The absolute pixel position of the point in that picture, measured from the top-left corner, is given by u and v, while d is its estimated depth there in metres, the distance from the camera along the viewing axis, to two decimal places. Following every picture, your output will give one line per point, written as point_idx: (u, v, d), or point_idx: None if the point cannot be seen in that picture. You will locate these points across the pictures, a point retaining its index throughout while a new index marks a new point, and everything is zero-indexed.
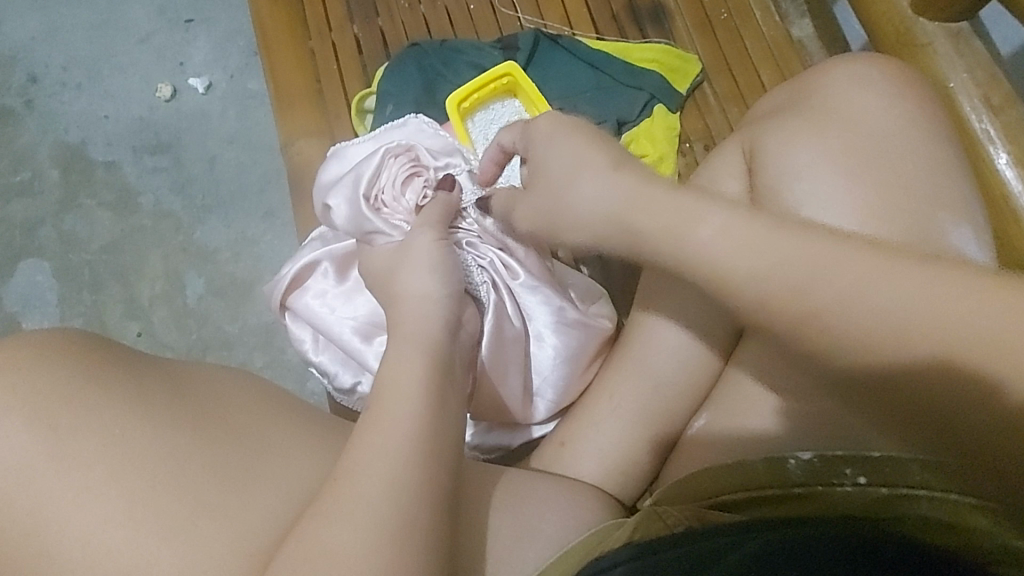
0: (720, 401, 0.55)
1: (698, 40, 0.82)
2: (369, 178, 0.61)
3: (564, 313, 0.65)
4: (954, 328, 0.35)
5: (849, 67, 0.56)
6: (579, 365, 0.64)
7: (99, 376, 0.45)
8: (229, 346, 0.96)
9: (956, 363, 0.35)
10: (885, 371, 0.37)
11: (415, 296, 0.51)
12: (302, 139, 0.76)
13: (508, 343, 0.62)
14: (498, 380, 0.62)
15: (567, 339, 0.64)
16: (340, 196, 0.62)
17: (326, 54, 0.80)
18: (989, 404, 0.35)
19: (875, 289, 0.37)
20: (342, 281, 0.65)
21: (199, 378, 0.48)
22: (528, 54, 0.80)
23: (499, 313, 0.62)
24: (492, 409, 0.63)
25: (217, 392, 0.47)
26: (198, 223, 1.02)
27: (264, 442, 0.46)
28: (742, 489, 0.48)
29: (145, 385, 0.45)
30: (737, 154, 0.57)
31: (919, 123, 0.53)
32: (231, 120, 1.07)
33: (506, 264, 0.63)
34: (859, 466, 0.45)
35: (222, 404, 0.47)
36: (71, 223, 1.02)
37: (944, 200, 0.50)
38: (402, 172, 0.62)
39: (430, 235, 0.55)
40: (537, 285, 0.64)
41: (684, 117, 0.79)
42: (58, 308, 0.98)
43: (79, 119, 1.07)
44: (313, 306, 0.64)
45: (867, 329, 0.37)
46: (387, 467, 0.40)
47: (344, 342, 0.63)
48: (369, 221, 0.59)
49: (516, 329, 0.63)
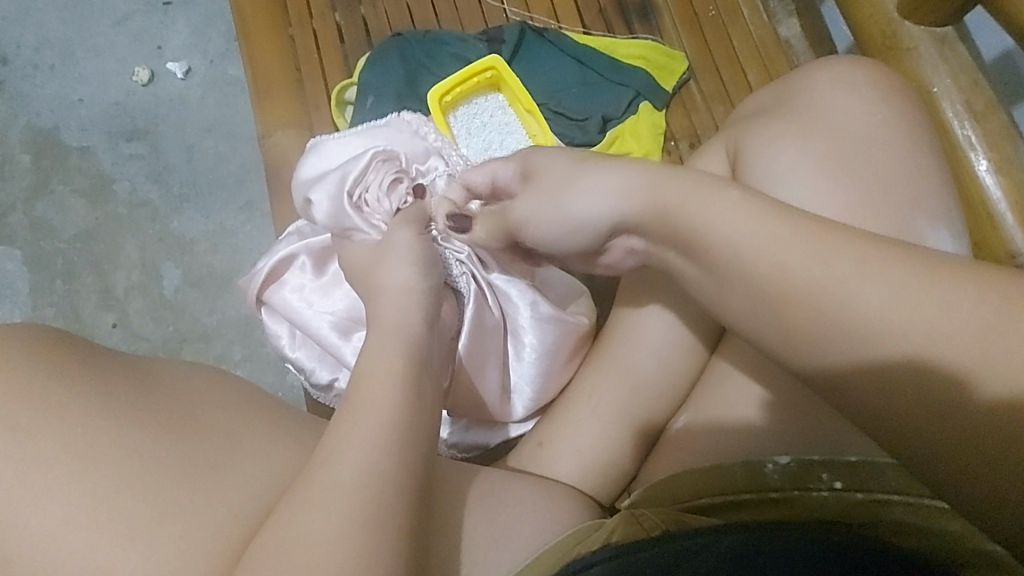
0: (697, 404, 0.55)
1: (684, 37, 0.81)
2: (355, 177, 0.61)
3: (538, 307, 0.63)
4: (936, 337, 0.35)
5: (834, 70, 0.55)
6: (557, 361, 0.63)
7: (63, 374, 0.43)
8: (206, 339, 0.95)
9: (934, 365, 0.35)
10: (874, 374, 0.36)
11: (392, 293, 0.50)
12: (281, 130, 0.74)
13: (487, 335, 0.63)
14: (476, 375, 0.62)
15: (542, 335, 0.63)
16: (322, 192, 0.61)
17: (307, 42, 0.78)
18: (970, 406, 0.34)
19: (857, 291, 0.37)
20: (321, 274, 0.64)
21: (166, 378, 0.47)
22: (514, 46, 0.79)
23: (479, 303, 0.62)
24: (468, 407, 0.63)
25: (187, 391, 0.46)
26: (176, 212, 1.00)
27: (234, 442, 0.45)
28: (719, 492, 0.49)
29: (112, 384, 0.44)
30: (722, 155, 0.57)
31: (902, 127, 0.53)
32: (210, 106, 1.04)
33: (481, 259, 0.62)
34: (836, 472, 0.47)
35: (192, 404, 0.46)
36: (44, 210, 0.99)
37: (926, 205, 0.50)
38: (387, 176, 0.61)
39: (410, 232, 0.54)
40: (513, 279, 0.63)
41: (670, 116, 0.79)
42: (29, 298, 0.96)
43: (52, 103, 1.04)
44: (290, 300, 0.63)
45: (851, 327, 0.36)
46: (361, 465, 0.39)
47: (321, 337, 0.62)
48: (349, 218, 0.59)
49: (495, 320, 0.63)
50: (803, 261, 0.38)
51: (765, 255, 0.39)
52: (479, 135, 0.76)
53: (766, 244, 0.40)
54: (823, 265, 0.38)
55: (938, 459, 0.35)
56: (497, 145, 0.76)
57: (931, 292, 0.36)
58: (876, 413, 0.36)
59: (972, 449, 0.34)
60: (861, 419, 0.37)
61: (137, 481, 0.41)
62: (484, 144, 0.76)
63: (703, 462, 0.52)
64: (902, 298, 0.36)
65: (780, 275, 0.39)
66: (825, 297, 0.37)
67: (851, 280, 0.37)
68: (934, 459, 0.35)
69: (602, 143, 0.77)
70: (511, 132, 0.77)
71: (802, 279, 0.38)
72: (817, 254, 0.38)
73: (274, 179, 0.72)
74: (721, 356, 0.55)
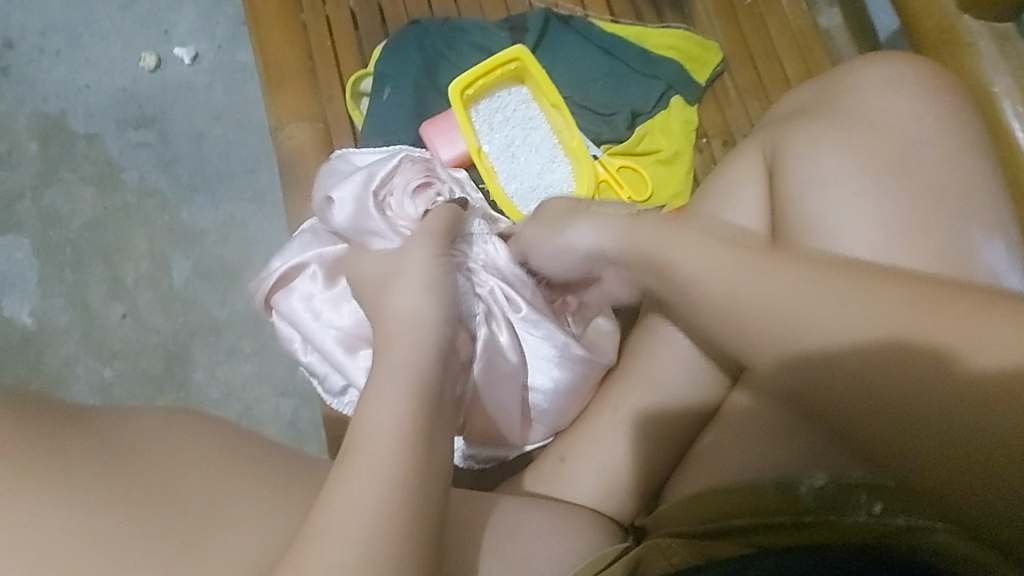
0: (729, 421, 0.53)
1: (718, 27, 0.77)
2: (383, 177, 0.60)
3: (568, 348, 0.61)
4: (957, 337, 0.33)
5: (881, 67, 0.52)
6: (579, 399, 0.62)
7: (36, 414, 0.39)
8: (217, 333, 0.93)
9: (931, 349, 0.33)
10: (880, 392, 0.34)
11: (405, 311, 0.48)
12: (293, 124, 0.71)
13: (497, 382, 0.59)
14: (497, 404, 0.60)
15: (567, 372, 0.61)
16: (347, 191, 0.60)
17: (320, 29, 0.75)
18: (971, 379, 0.32)
19: (875, 304, 0.35)
20: (331, 285, 0.61)
21: (144, 431, 0.42)
22: (538, 36, 0.75)
23: (491, 349, 0.58)
24: (485, 430, 0.62)
25: (174, 444, 0.42)
26: (185, 203, 0.98)
27: (230, 485, 0.42)
28: (746, 513, 0.47)
29: (87, 442, 0.40)
30: (759, 157, 0.54)
31: (957, 131, 0.49)
32: (219, 93, 1.01)
33: (507, 297, 0.60)
34: (877, 496, 0.44)
35: (176, 458, 0.42)
36: (52, 199, 0.97)
37: (982, 216, 0.47)
38: (415, 178, 0.61)
39: (429, 249, 0.52)
40: (539, 320, 0.61)
41: (702, 110, 0.75)
42: (38, 288, 0.94)
43: (58, 88, 1.01)
44: (298, 309, 0.61)
45: (855, 341, 0.35)
46: (376, 493, 0.37)
47: (328, 352, 0.60)
48: (372, 220, 0.58)
49: (511, 365, 0.60)
50: (833, 282, 0.36)
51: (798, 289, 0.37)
52: (501, 131, 0.73)
53: (784, 275, 0.38)
54: (843, 282, 0.36)
55: (965, 461, 0.32)
56: (520, 142, 0.73)
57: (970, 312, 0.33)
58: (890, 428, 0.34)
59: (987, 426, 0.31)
60: (879, 449, 0.35)
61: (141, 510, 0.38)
62: (507, 141, 0.73)
63: (730, 480, 0.50)
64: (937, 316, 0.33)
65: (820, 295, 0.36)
66: (844, 315, 0.35)
67: (873, 293, 0.35)
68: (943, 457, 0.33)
69: (630, 139, 0.73)
70: (535, 127, 0.74)
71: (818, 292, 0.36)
72: (823, 282, 0.37)
73: (285, 175, 0.69)
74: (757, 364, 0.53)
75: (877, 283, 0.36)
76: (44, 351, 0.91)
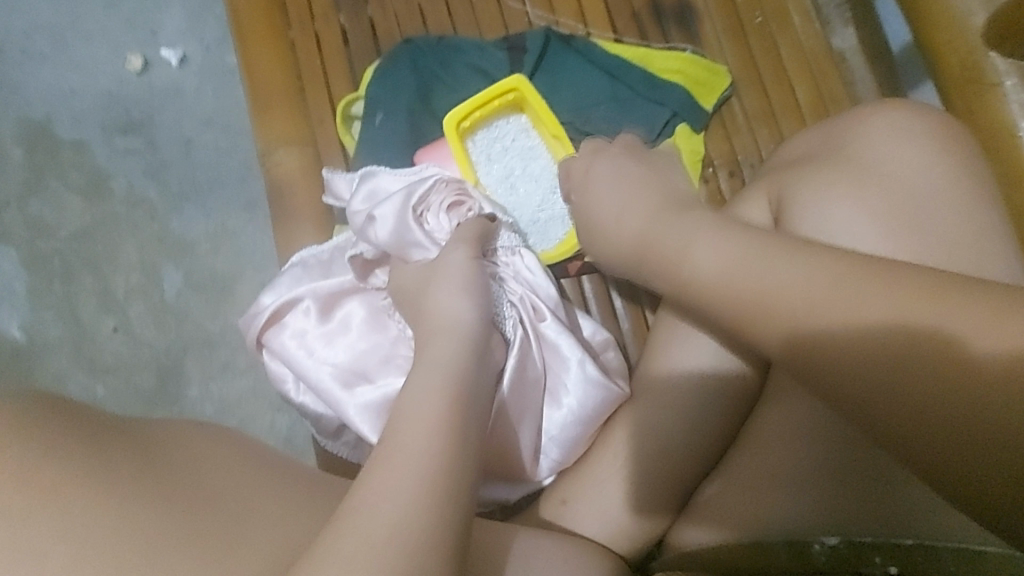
0: (733, 473, 0.52)
1: (727, 48, 0.74)
2: (420, 194, 0.60)
3: (584, 367, 0.61)
4: (955, 326, 0.34)
5: (889, 114, 0.52)
6: (591, 428, 0.60)
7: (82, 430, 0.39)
8: (210, 347, 0.91)
9: (932, 335, 0.34)
10: (889, 390, 0.35)
11: (446, 312, 0.50)
12: (283, 148, 0.69)
13: (528, 387, 0.60)
14: (515, 424, 0.59)
15: (584, 397, 0.60)
16: (386, 207, 0.59)
17: (310, 48, 0.72)
18: (972, 367, 0.33)
19: (890, 294, 0.36)
20: (326, 321, 0.60)
21: (181, 456, 0.43)
22: (536, 57, 0.73)
23: (523, 354, 0.59)
24: (498, 463, 0.60)
25: (204, 473, 0.42)
26: (175, 212, 0.95)
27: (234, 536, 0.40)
28: (756, 566, 0.46)
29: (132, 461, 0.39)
30: (765, 200, 0.54)
31: (963, 183, 0.49)
32: (208, 96, 0.98)
33: (535, 306, 0.62)
34: (890, 556, 0.42)
35: (207, 484, 0.41)
36: (38, 208, 0.95)
37: (990, 268, 0.46)
38: (449, 197, 0.61)
39: (465, 252, 0.55)
40: (563, 329, 0.62)
41: (709, 138, 0.72)
42: (27, 301, 0.92)
43: (42, 92, 0.98)
44: (289, 347, 0.59)
45: (861, 336, 0.36)
46: (397, 520, 0.34)
47: (322, 389, 0.58)
48: (413, 234, 0.58)
49: (537, 372, 0.60)
50: (848, 279, 0.38)
51: (812, 287, 0.39)
52: (500, 160, 0.71)
53: (795, 271, 0.40)
54: (854, 281, 0.37)
55: (980, 434, 0.32)
56: (519, 171, 0.71)
57: (975, 300, 0.34)
58: (927, 450, 0.34)
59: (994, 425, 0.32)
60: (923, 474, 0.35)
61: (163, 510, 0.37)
62: (506, 171, 0.71)
63: (744, 534, 0.49)
64: (952, 307, 0.34)
65: (845, 287, 0.38)
66: (853, 303, 0.37)
67: (881, 284, 0.37)
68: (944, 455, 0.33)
69: None
70: (536, 157, 0.72)
71: (838, 284, 0.38)
72: (839, 276, 0.38)
73: (275, 206, 0.68)
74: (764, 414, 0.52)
75: (894, 281, 0.36)
76: (35, 364, 0.89)
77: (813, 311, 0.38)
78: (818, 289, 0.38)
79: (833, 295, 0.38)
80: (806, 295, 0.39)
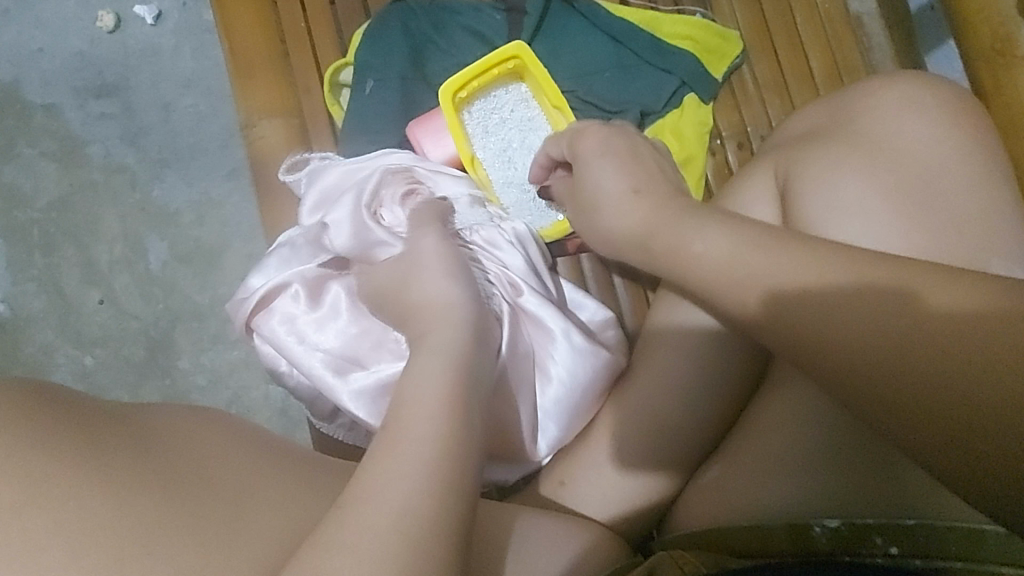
0: (733, 453, 0.51)
1: (740, 11, 0.71)
2: (371, 191, 0.60)
3: (571, 338, 0.60)
4: (951, 308, 0.33)
5: (902, 86, 0.50)
6: (585, 399, 0.59)
7: (67, 415, 0.36)
8: (199, 319, 0.89)
9: (927, 313, 0.33)
10: (893, 372, 0.33)
11: (438, 296, 0.48)
12: (266, 118, 0.65)
13: (521, 361, 0.58)
14: (513, 403, 0.58)
15: (574, 367, 0.59)
16: (340, 212, 0.59)
17: (295, 12, 0.68)
18: (967, 342, 0.32)
19: (892, 279, 0.35)
20: (316, 306, 0.58)
21: (171, 437, 0.40)
22: (538, 19, 0.69)
23: (513, 329, 0.58)
24: (502, 445, 0.59)
25: (196, 453, 0.40)
26: (156, 179, 0.91)
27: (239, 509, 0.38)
28: (757, 541, 0.45)
29: (120, 444, 0.37)
30: (771, 177, 0.52)
31: (979, 158, 0.47)
32: (186, 57, 0.93)
33: (512, 282, 0.60)
34: (891, 536, 0.40)
35: (203, 463, 0.39)
36: (12, 175, 0.91)
37: (1006, 247, 0.44)
38: (401, 188, 0.61)
39: (434, 238, 0.53)
40: (544, 302, 0.60)
41: (717, 109, 0.70)
42: (7, 273, 0.89)
43: (9, 52, 0.92)
44: (279, 333, 0.57)
45: (864, 322, 0.34)
46: (400, 507, 0.32)
47: (315, 377, 0.56)
48: (372, 231, 0.57)
49: (528, 346, 0.59)
50: (830, 266, 0.36)
51: (818, 273, 0.36)
52: (498, 133, 0.70)
53: (786, 261, 0.38)
54: (847, 266, 0.36)
55: (979, 413, 0.31)
56: (516, 144, 0.70)
57: (965, 281, 0.34)
58: (937, 439, 0.32)
59: (994, 401, 0.31)
60: (937, 466, 0.33)
61: (161, 498, 0.35)
62: (502, 144, 0.70)
63: (744, 518, 0.48)
64: (947, 289, 0.33)
65: (846, 275, 0.36)
66: (846, 290, 0.35)
67: (875, 266, 0.35)
68: (947, 441, 0.32)
69: None
70: (534, 128, 0.70)
71: (836, 268, 0.36)
72: (835, 261, 0.37)
73: (260, 180, 0.65)
74: (767, 400, 0.51)
75: (887, 263, 0.35)
76: (20, 338, 0.87)
77: (812, 300, 0.36)
78: (821, 276, 0.36)
79: (835, 281, 0.36)
80: (803, 281, 0.37)
